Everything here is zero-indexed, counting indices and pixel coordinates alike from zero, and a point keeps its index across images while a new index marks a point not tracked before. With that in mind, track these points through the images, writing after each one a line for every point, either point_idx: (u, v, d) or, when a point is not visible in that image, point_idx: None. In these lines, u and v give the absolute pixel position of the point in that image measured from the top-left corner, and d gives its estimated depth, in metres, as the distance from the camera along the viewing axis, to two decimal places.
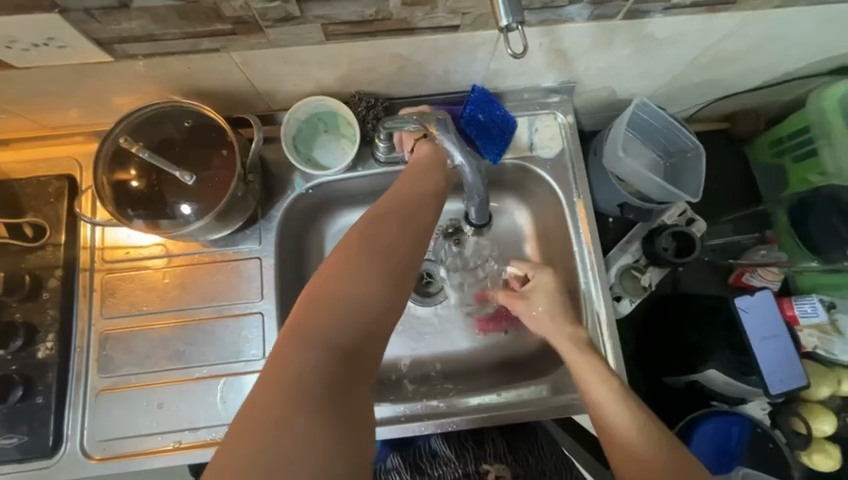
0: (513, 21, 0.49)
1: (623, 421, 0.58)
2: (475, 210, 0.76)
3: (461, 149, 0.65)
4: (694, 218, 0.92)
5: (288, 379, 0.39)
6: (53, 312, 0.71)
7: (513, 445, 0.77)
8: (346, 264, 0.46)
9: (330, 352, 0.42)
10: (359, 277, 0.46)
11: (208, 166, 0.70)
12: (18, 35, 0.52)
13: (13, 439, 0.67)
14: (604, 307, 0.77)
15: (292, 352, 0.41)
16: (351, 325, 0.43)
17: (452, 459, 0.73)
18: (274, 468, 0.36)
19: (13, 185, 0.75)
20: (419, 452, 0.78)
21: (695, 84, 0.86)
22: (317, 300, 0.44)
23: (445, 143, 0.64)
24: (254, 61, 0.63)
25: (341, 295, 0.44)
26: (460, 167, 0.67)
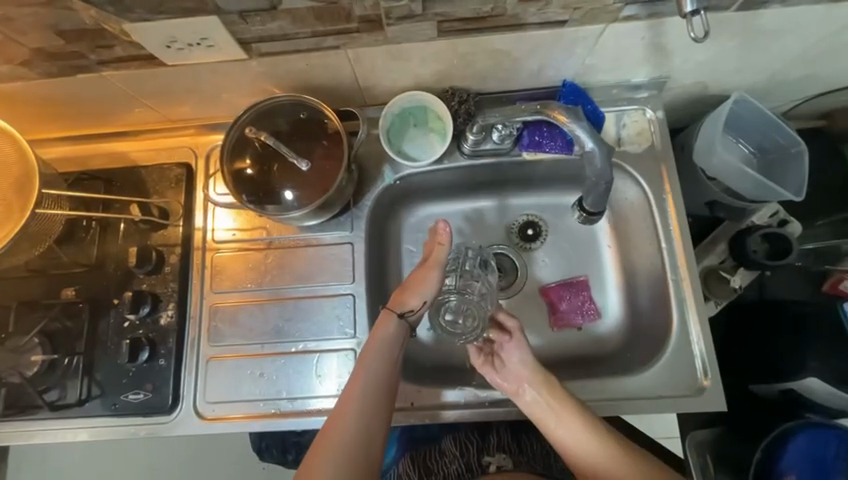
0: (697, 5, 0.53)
1: (577, 438, 0.67)
2: (594, 196, 0.73)
3: (593, 135, 0.65)
4: (788, 219, 0.87)
5: (338, 436, 0.62)
6: (174, 284, 0.80)
7: (516, 432, 0.85)
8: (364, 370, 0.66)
9: (367, 416, 0.63)
10: (372, 396, 0.64)
11: (316, 156, 0.76)
12: (179, 36, 0.59)
13: (140, 395, 0.76)
14: (695, 307, 0.76)
15: (337, 446, 0.61)
16: (367, 419, 0.63)
17: (457, 457, 0.82)
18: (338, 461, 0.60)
19: (141, 171, 0.84)
20: (428, 452, 0.85)
21: (797, 79, 0.83)
22: (346, 409, 0.63)
23: (575, 129, 0.66)
24: (366, 57, 0.67)
25: (365, 407, 0.63)
26: (590, 153, 0.67)
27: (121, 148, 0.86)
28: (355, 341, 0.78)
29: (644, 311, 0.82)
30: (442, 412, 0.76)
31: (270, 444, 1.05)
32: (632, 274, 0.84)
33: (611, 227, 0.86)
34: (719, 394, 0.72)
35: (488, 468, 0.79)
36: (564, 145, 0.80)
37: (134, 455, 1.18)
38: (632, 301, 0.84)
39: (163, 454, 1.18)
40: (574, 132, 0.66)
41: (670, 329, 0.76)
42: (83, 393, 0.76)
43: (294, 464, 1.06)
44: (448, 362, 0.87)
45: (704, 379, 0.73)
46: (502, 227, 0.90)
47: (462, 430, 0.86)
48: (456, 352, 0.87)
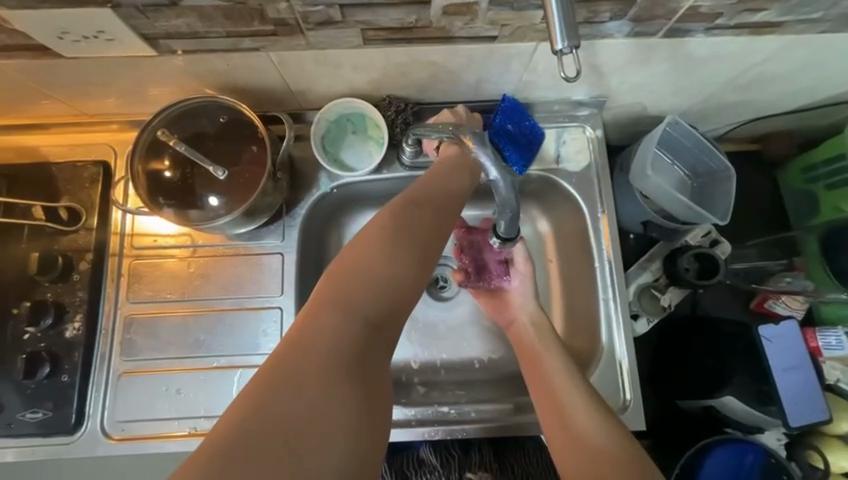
0: (568, 46, 0.46)
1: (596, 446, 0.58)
2: (505, 223, 0.70)
3: (498, 166, 0.64)
4: (718, 240, 0.89)
5: (365, 276, 0.46)
6: (82, 293, 0.74)
7: (500, 452, 0.81)
8: (339, 285, 0.45)
9: (371, 292, 0.46)
10: (349, 316, 0.44)
11: (239, 162, 0.72)
12: (71, 27, 0.54)
13: (38, 414, 0.70)
14: (623, 325, 0.76)
15: (340, 310, 0.44)
16: (378, 289, 0.46)
17: (436, 469, 0.79)
18: (325, 338, 0.42)
19: (51, 169, 0.77)
20: (406, 460, 0.80)
21: (730, 105, 0.85)
22: (346, 268, 0.46)
23: (482, 158, 0.64)
24: (291, 61, 0.63)
25: (330, 323, 0.42)
26: (493, 182, 0.65)
27: (31, 142, 0.79)
28: None
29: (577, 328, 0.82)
30: None
31: None
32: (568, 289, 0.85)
33: (551, 242, 0.88)
34: (640, 413, 0.73)
35: None
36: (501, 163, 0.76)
37: None
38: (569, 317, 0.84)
39: None
40: (483, 159, 0.63)
41: (598, 345, 0.78)
42: None
43: None
44: None
45: (626, 398, 0.74)
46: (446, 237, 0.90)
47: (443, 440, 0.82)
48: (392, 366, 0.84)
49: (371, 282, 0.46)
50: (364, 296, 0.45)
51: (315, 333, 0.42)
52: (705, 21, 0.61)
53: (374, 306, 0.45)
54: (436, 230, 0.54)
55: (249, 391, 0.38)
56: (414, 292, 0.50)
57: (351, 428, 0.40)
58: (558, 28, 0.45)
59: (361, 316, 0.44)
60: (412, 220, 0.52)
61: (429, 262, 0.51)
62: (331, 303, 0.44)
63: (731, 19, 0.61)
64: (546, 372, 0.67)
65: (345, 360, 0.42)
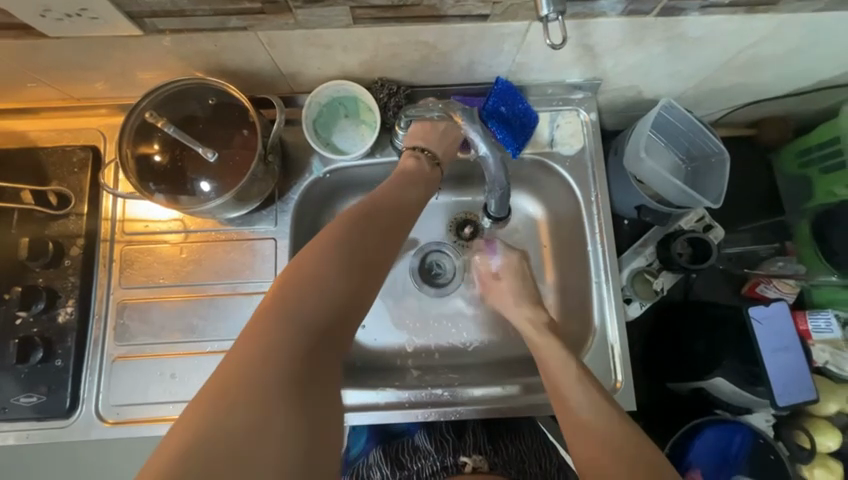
0: (553, 11, 0.48)
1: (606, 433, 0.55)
2: (494, 203, 0.73)
3: (486, 140, 0.64)
4: (711, 225, 0.91)
5: (311, 285, 0.47)
6: (74, 279, 0.73)
7: (494, 438, 0.81)
8: (289, 297, 0.46)
9: (318, 304, 0.47)
10: (288, 336, 0.44)
11: (229, 145, 0.71)
12: (53, 5, 0.52)
13: (33, 399, 0.70)
14: (615, 309, 0.77)
15: (283, 325, 0.44)
16: (324, 300, 0.47)
17: (431, 453, 0.77)
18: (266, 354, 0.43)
19: (39, 153, 0.76)
20: (401, 447, 0.82)
21: (725, 88, 0.84)
22: (290, 279, 0.47)
23: (470, 132, 0.64)
24: (280, 41, 0.62)
25: (268, 344, 0.43)
26: (483, 158, 0.65)
27: (19, 126, 0.78)
28: None
29: (570, 314, 0.83)
30: (364, 412, 0.75)
31: None
32: (562, 275, 0.85)
33: (548, 229, 0.88)
34: (632, 395, 0.74)
35: (464, 467, 0.73)
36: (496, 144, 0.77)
37: None
38: (563, 300, 0.85)
39: None
40: (470, 135, 0.64)
41: (591, 330, 0.78)
42: None
43: None
44: (376, 362, 0.85)
45: (618, 381, 0.75)
46: (443, 222, 0.90)
47: (437, 429, 0.83)
48: (386, 350, 0.85)
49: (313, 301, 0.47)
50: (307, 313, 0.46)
51: (259, 346, 0.43)
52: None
53: (318, 321, 0.46)
54: (389, 243, 0.56)
55: (190, 410, 0.40)
56: (364, 296, 0.52)
57: (296, 443, 0.41)
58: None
59: (302, 333, 0.45)
60: (362, 238, 0.54)
61: (378, 273, 0.54)
62: (277, 315, 0.45)
63: None
64: (555, 371, 0.65)
65: (283, 378, 0.42)
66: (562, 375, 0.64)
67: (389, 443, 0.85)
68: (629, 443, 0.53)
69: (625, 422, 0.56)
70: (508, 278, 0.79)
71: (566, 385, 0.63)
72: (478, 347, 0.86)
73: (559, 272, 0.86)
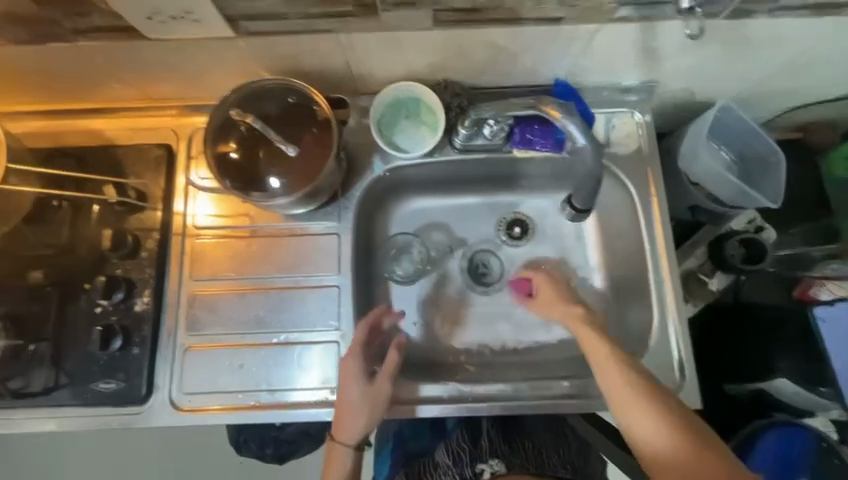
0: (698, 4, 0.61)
1: (661, 442, 0.60)
2: (582, 196, 0.73)
3: (584, 132, 0.65)
4: (763, 225, 0.91)
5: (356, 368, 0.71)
6: (151, 270, 0.77)
7: (508, 436, 0.79)
8: (348, 376, 0.71)
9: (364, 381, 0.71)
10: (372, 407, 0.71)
11: (304, 142, 0.73)
12: (164, 7, 0.57)
13: (111, 385, 0.73)
14: (675, 307, 0.77)
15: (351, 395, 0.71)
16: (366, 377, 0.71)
17: (450, 468, 0.75)
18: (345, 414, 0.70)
19: (115, 151, 0.79)
20: (423, 466, 0.79)
21: (777, 90, 0.85)
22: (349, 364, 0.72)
23: (567, 125, 0.65)
24: (359, 43, 0.66)
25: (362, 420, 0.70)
26: (581, 149, 0.67)
27: (95, 126, 0.80)
28: (338, 333, 0.77)
29: (625, 314, 0.83)
30: (424, 405, 0.77)
31: (248, 439, 1.00)
32: (616, 274, 0.85)
33: (598, 229, 0.87)
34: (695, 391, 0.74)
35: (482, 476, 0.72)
36: (555, 144, 0.80)
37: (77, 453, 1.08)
38: (617, 300, 0.85)
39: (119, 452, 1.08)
40: (568, 126, 0.65)
41: (652, 328, 0.78)
42: (50, 381, 0.72)
43: (273, 458, 1.02)
44: (429, 358, 0.86)
45: (680, 378, 0.75)
46: (491, 223, 0.90)
47: (453, 438, 0.80)
48: (440, 347, 0.86)
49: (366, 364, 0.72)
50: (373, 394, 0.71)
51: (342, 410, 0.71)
52: None
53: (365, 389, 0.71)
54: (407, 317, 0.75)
55: (330, 452, 0.71)
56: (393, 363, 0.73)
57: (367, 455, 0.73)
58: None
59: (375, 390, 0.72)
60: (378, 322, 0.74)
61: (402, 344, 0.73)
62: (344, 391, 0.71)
63: None
64: (617, 390, 0.63)
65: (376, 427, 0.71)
66: (619, 389, 0.63)
67: (409, 461, 0.82)
68: (699, 461, 0.57)
69: (694, 429, 0.60)
70: (541, 285, 0.76)
71: (611, 387, 0.64)
72: (528, 346, 0.87)
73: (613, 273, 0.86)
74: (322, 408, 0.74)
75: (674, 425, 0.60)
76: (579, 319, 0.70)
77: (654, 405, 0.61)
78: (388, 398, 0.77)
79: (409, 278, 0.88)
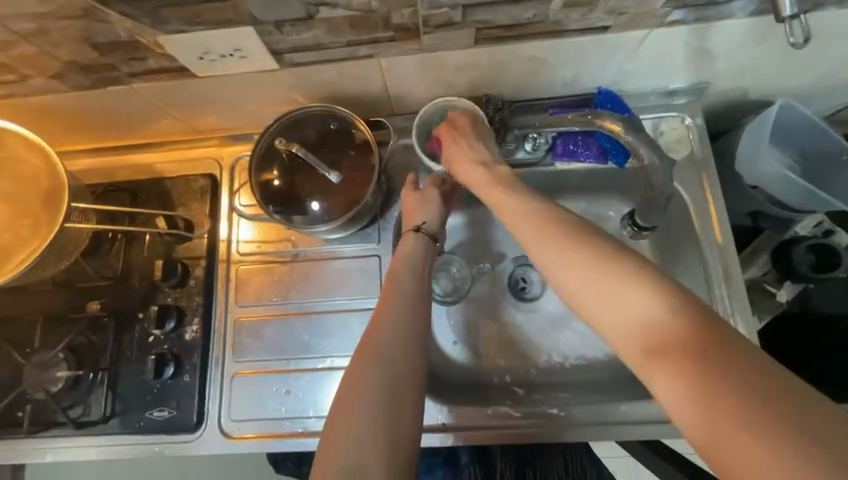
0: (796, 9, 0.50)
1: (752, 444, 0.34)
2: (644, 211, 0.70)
3: (649, 147, 0.63)
4: (833, 229, 0.84)
5: (390, 309, 0.61)
6: (199, 298, 0.78)
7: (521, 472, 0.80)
8: (376, 330, 0.59)
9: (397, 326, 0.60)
10: (391, 351, 0.57)
11: (344, 167, 0.73)
12: (213, 47, 0.58)
13: (164, 412, 0.74)
14: (744, 324, 0.71)
15: (375, 343, 0.58)
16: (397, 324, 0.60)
17: None
18: (364, 372, 0.55)
19: (165, 183, 0.82)
20: None
21: (841, 84, 0.79)
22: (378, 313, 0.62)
23: (634, 142, 0.63)
24: (399, 67, 0.65)
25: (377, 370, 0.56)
26: (648, 164, 0.64)
27: (145, 160, 0.83)
28: None
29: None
30: (473, 432, 0.73)
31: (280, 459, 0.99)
32: None
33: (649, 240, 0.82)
34: None
35: None
36: (600, 154, 0.76)
37: None
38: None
39: None
40: (630, 141, 0.62)
41: None
42: (107, 410, 0.74)
43: None
44: (474, 380, 0.83)
45: None
46: None
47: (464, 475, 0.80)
48: (485, 368, 0.83)
49: (397, 307, 0.61)
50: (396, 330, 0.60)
51: (360, 365, 0.56)
52: None
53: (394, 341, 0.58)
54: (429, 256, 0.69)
55: (330, 431, 0.51)
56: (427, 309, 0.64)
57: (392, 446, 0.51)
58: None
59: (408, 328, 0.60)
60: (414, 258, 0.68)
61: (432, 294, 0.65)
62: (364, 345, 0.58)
63: None
64: (645, 331, 0.43)
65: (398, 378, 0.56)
66: (636, 327, 0.44)
67: None
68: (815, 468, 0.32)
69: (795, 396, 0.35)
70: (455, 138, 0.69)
71: (635, 345, 0.44)
72: (576, 364, 0.82)
73: None
74: None
75: (713, 357, 0.39)
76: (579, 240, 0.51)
77: (699, 337, 0.40)
78: (435, 424, 0.74)
79: (451, 296, 0.85)
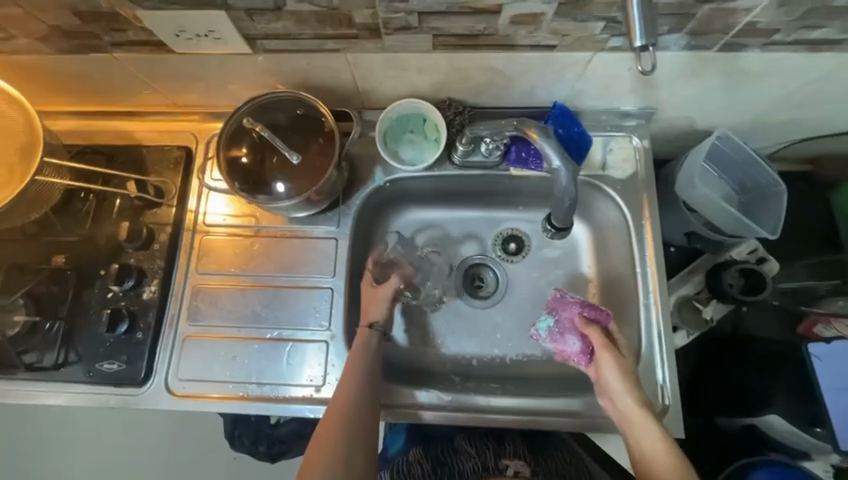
0: (647, 43, 0.48)
1: None
2: (560, 211, 0.74)
3: (560, 155, 0.67)
4: (765, 257, 0.89)
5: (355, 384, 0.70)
6: (161, 262, 0.82)
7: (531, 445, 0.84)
8: (344, 398, 0.69)
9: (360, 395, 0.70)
10: (361, 435, 0.67)
11: (308, 151, 0.78)
12: (189, 26, 0.63)
13: (114, 365, 0.78)
14: (663, 330, 0.77)
15: (344, 411, 0.68)
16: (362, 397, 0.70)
17: (473, 456, 0.81)
18: (335, 436, 0.66)
19: (142, 150, 0.86)
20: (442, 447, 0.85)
21: (782, 122, 0.84)
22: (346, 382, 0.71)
23: (544, 148, 0.68)
24: (364, 63, 0.70)
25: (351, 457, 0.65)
26: (557, 170, 0.68)
27: (126, 127, 0.87)
28: (328, 334, 0.80)
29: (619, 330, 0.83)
30: (404, 410, 0.79)
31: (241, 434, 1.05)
32: (609, 295, 0.86)
33: (591, 248, 0.89)
34: (678, 419, 0.74)
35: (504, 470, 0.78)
36: None
37: (80, 428, 1.14)
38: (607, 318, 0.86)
39: (117, 432, 1.14)
40: (545, 150, 0.67)
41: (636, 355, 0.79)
42: (60, 358, 0.78)
43: (265, 456, 1.07)
44: (417, 365, 0.88)
45: (665, 404, 0.75)
46: (489, 237, 0.93)
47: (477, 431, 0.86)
48: (429, 356, 0.88)
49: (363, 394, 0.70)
50: (368, 417, 0.69)
51: (338, 428, 0.66)
52: (763, 37, 0.63)
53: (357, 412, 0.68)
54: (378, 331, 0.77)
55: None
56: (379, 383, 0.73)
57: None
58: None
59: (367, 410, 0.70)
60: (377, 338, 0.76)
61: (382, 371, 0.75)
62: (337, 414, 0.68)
63: (787, 35, 0.62)
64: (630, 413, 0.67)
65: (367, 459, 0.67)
66: (634, 413, 0.66)
67: (427, 442, 0.87)
68: None
69: None
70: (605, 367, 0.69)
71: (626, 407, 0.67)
72: (515, 360, 0.88)
73: (604, 293, 0.87)
74: (306, 405, 0.77)
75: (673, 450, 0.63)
76: (603, 344, 0.70)
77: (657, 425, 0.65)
78: None
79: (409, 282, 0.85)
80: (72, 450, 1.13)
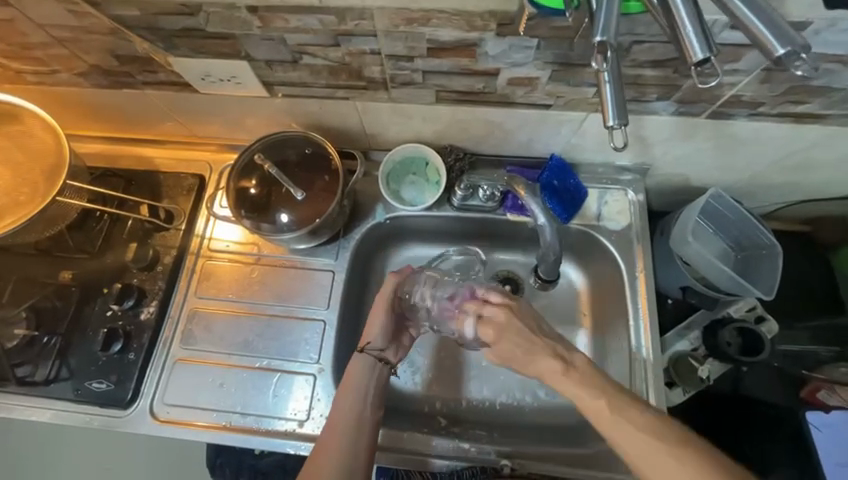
0: (619, 124, 0.45)
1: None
2: (546, 267, 0.81)
3: (545, 213, 0.74)
4: (764, 316, 0.87)
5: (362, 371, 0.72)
6: (161, 283, 0.84)
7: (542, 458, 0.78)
8: (354, 384, 0.71)
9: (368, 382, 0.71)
10: (365, 402, 0.70)
11: (313, 186, 0.82)
12: (214, 72, 0.70)
13: (103, 385, 0.78)
14: (654, 388, 0.77)
15: (351, 399, 0.70)
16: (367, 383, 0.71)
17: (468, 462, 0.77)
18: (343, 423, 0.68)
19: (158, 176, 0.91)
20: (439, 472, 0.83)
21: (777, 184, 0.86)
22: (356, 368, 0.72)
23: (530, 205, 0.74)
24: (372, 110, 0.76)
25: (353, 431, 0.68)
26: (541, 227, 0.75)
27: (146, 154, 0.93)
28: (317, 367, 0.80)
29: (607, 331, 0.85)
30: (387, 453, 0.77)
31: (224, 463, 1.03)
32: (601, 346, 0.86)
33: (587, 296, 0.90)
34: None
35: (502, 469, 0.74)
36: None
37: (61, 445, 1.12)
38: (598, 361, 0.85)
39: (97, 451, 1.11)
40: (531, 207, 0.74)
41: None
42: (51, 374, 0.79)
43: None
44: (404, 404, 0.86)
45: None
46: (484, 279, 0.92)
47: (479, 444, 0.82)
48: (416, 396, 0.86)
49: (367, 378, 0.72)
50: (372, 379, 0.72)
51: (343, 414, 0.68)
52: (748, 108, 0.66)
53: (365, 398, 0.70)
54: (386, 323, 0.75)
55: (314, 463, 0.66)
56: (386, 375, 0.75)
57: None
58: (770, 31, 0.36)
59: (373, 393, 0.71)
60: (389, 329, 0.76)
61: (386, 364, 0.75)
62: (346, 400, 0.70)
63: (773, 108, 0.66)
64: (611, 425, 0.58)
65: (366, 420, 0.69)
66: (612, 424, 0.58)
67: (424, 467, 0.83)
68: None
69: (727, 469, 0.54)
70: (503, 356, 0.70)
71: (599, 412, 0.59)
72: (505, 404, 0.86)
73: (597, 343, 0.87)
74: (288, 440, 0.76)
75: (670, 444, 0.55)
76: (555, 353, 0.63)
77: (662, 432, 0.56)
78: None
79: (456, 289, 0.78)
80: (49, 468, 1.10)
